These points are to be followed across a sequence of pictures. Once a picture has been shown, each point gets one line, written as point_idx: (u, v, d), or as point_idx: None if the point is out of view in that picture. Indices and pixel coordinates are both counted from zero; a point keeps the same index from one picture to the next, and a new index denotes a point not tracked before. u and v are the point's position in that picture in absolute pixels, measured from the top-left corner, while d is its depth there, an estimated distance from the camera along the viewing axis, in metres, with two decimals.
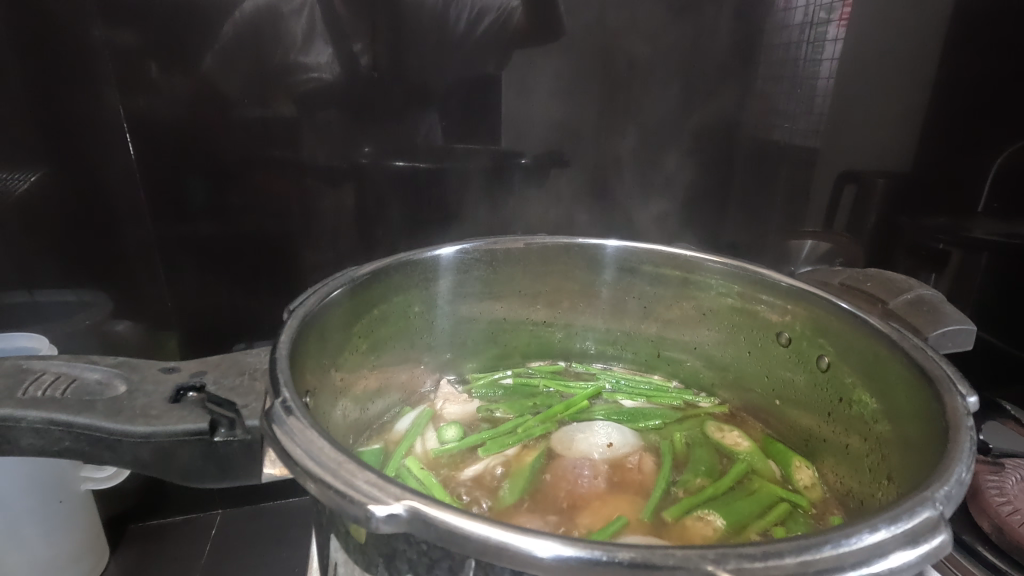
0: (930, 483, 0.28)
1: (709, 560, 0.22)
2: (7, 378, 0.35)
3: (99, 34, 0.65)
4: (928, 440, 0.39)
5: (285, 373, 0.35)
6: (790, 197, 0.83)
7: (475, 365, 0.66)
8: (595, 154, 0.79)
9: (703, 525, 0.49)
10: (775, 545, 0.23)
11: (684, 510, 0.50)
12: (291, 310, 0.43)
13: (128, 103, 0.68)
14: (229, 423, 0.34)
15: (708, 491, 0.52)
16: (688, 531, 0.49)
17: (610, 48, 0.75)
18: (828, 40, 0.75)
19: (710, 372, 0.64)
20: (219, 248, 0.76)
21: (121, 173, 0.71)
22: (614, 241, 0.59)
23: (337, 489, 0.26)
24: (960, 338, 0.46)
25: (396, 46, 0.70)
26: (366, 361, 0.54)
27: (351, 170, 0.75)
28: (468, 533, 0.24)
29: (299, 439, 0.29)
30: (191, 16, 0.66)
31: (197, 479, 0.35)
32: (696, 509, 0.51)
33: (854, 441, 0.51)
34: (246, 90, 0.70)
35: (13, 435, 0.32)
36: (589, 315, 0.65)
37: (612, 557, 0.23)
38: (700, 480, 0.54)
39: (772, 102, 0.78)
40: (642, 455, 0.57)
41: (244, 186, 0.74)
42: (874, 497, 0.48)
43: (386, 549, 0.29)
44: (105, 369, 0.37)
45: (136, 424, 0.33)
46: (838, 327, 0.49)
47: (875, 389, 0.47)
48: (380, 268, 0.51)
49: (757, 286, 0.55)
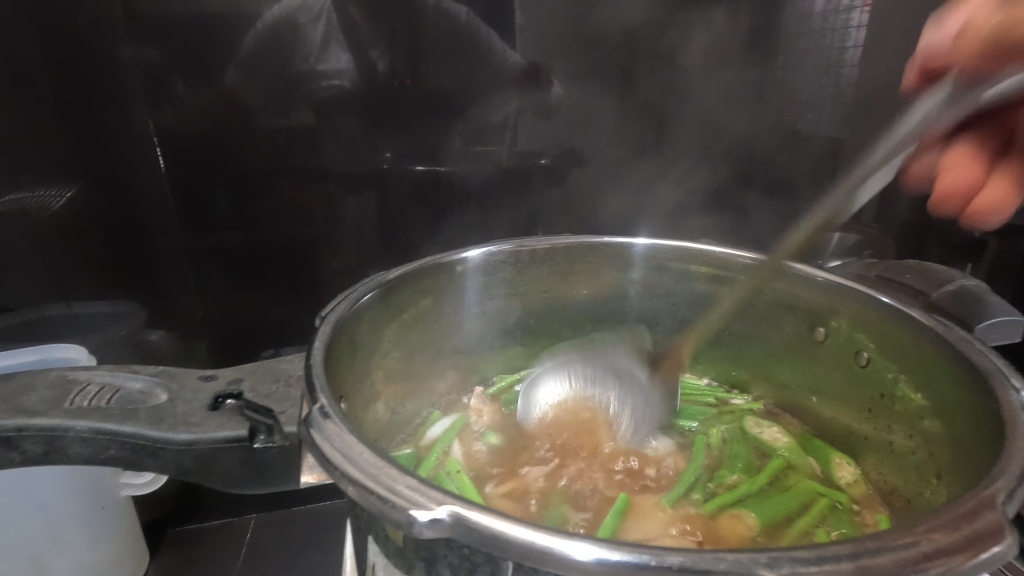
0: (986, 483, 0.27)
1: (761, 562, 0.22)
2: (54, 388, 0.35)
3: (128, 55, 0.67)
4: (977, 439, 0.38)
5: (320, 378, 0.35)
6: (817, 190, 0.81)
7: (503, 367, 0.66)
8: (616, 152, 0.78)
9: (730, 521, 0.49)
10: (834, 547, 0.22)
11: (717, 507, 0.50)
12: (323, 315, 0.44)
13: (157, 121, 0.70)
14: (267, 429, 0.35)
15: (743, 487, 0.52)
16: (722, 528, 0.48)
17: (627, 46, 0.74)
18: (852, 26, 0.73)
19: (742, 368, 0.63)
20: (248, 257, 0.78)
21: (151, 189, 0.74)
22: (642, 239, 0.58)
23: (378, 494, 0.26)
24: (1005, 330, 0.44)
25: (413, 51, 0.71)
26: (397, 366, 0.54)
27: (372, 176, 0.75)
28: (511, 538, 0.23)
29: (338, 444, 0.29)
30: (214, 33, 0.67)
31: (237, 486, 0.35)
32: (728, 505, 0.50)
33: (898, 438, 0.50)
34: (270, 102, 0.71)
35: (62, 444, 0.33)
36: (617, 315, 0.64)
37: (659, 561, 0.22)
38: (736, 477, 0.54)
39: (795, 94, 0.77)
40: (676, 458, 0.57)
41: (269, 196, 0.75)
42: (922, 495, 0.47)
43: (427, 553, 0.29)
44: (146, 378, 0.37)
45: (177, 432, 0.33)
46: (879, 321, 0.48)
47: (919, 384, 0.45)
48: (408, 272, 0.51)
49: (790, 281, 0.54)
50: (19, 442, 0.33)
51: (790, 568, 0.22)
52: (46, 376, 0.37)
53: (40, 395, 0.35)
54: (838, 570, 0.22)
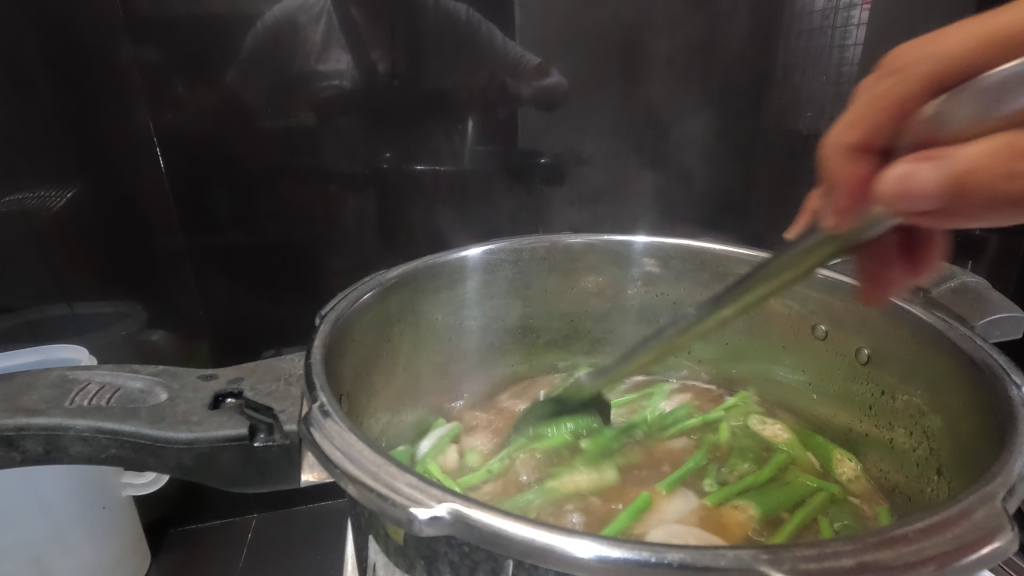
0: (988, 479, 0.27)
1: (762, 558, 0.22)
2: (54, 387, 0.36)
3: (127, 54, 0.67)
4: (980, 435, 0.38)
5: (320, 375, 0.35)
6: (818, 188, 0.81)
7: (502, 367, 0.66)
8: (616, 151, 0.78)
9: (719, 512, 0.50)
10: (835, 542, 0.22)
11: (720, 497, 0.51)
12: (323, 314, 0.44)
13: (157, 120, 0.70)
14: (268, 428, 0.34)
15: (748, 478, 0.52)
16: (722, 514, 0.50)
17: (628, 44, 0.74)
18: (855, 24, 0.73)
19: (743, 366, 0.63)
20: (249, 258, 0.78)
21: (153, 188, 0.73)
22: (642, 237, 0.58)
23: (379, 492, 0.26)
24: (1010, 326, 0.43)
25: (412, 52, 0.71)
26: (396, 367, 0.54)
27: (372, 176, 0.75)
28: (512, 535, 0.23)
29: (338, 442, 0.29)
30: (214, 33, 0.67)
31: (239, 485, 0.35)
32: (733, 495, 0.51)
33: (898, 435, 0.50)
34: (270, 102, 0.71)
35: (62, 444, 0.33)
36: (617, 314, 0.64)
37: (661, 558, 0.22)
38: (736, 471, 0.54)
39: (797, 92, 0.77)
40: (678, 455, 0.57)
41: (270, 196, 0.75)
42: (924, 492, 0.47)
43: (428, 551, 0.29)
44: (146, 377, 0.37)
45: (178, 431, 0.33)
46: (880, 318, 0.48)
47: (919, 381, 0.45)
48: (408, 270, 0.51)
49: (789, 279, 0.54)
50: (19, 442, 0.33)
51: (792, 565, 0.22)
52: (46, 375, 0.37)
53: (41, 394, 0.35)
54: (839, 565, 0.22)
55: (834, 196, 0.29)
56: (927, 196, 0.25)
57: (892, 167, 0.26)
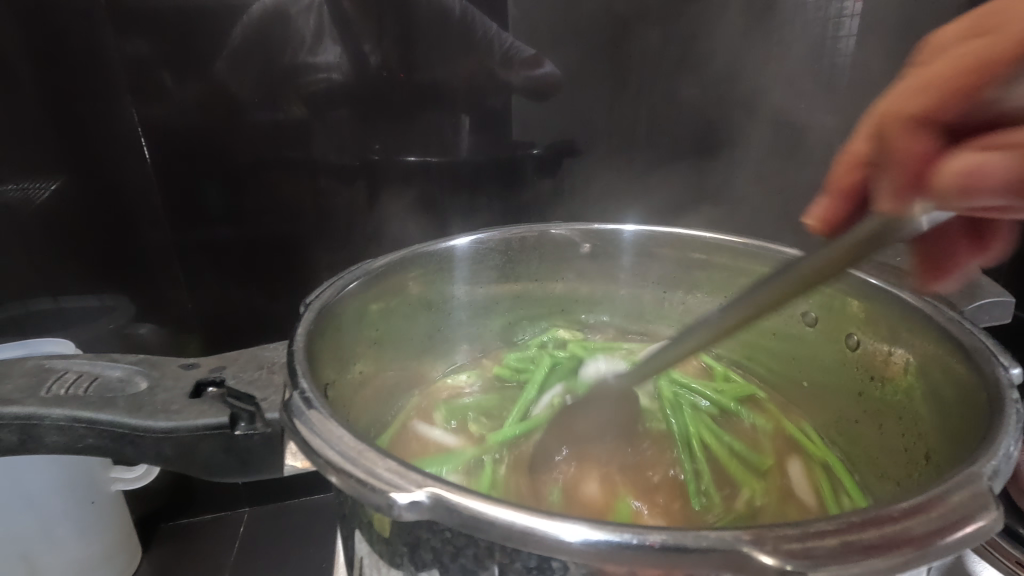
0: (973, 460, 0.27)
1: (744, 540, 0.21)
2: (31, 376, 0.35)
3: (109, 44, 0.66)
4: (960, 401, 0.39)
5: (303, 364, 0.35)
6: (811, 178, 0.81)
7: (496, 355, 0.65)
8: (609, 142, 0.78)
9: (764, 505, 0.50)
10: (818, 523, 0.22)
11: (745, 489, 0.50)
12: (308, 302, 0.43)
13: (140, 110, 0.69)
14: (249, 416, 0.34)
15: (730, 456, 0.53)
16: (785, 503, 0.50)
17: (620, 35, 0.73)
18: (846, 16, 0.74)
19: (734, 355, 0.63)
20: (237, 250, 0.77)
21: (137, 180, 0.71)
22: (631, 225, 0.58)
23: (358, 477, 0.26)
24: (998, 311, 0.44)
25: (403, 41, 0.70)
26: (382, 356, 0.54)
27: (362, 167, 0.74)
28: (492, 519, 0.23)
29: (319, 429, 0.29)
30: (199, 22, 0.66)
31: (220, 474, 0.34)
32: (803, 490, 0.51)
33: (888, 420, 0.49)
34: (257, 93, 0.70)
35: (38, 433, 0.32)
36: (608, 304, 0.64)
37: (643, 540, 0.22)
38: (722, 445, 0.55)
39: (790, 83, 0.76)
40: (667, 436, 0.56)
41: (256, 188, 0.74)
42: (910, 476, 0.47)
43: (410, 539, 0.28)
44: (126, 366, 0.37)
45: (157, 420, 0.33)
46: (869, 304, 0.47)
47: (908, 366, 0.45)
48: (396, 258, 0.50)
49: (782, 266, 0.53)
50: None
51: (773, 546, 0.21)
52: (23, 364, 0.36)
53: (16, 384, 0.34)
54: (823, 546, 0.22)
55: (890, 177, 0.29)
56: (998, 185, 0.25)
57: (952, 159, 0.26)
